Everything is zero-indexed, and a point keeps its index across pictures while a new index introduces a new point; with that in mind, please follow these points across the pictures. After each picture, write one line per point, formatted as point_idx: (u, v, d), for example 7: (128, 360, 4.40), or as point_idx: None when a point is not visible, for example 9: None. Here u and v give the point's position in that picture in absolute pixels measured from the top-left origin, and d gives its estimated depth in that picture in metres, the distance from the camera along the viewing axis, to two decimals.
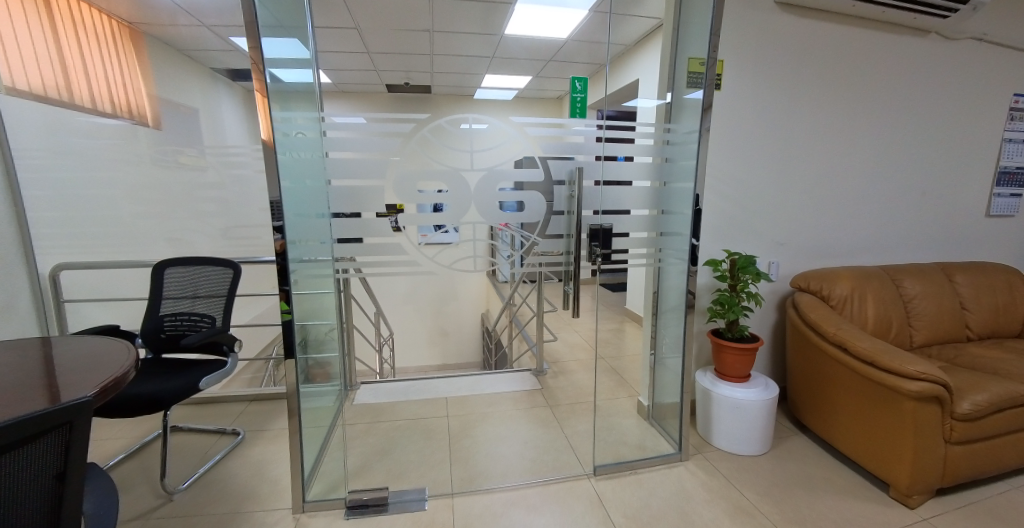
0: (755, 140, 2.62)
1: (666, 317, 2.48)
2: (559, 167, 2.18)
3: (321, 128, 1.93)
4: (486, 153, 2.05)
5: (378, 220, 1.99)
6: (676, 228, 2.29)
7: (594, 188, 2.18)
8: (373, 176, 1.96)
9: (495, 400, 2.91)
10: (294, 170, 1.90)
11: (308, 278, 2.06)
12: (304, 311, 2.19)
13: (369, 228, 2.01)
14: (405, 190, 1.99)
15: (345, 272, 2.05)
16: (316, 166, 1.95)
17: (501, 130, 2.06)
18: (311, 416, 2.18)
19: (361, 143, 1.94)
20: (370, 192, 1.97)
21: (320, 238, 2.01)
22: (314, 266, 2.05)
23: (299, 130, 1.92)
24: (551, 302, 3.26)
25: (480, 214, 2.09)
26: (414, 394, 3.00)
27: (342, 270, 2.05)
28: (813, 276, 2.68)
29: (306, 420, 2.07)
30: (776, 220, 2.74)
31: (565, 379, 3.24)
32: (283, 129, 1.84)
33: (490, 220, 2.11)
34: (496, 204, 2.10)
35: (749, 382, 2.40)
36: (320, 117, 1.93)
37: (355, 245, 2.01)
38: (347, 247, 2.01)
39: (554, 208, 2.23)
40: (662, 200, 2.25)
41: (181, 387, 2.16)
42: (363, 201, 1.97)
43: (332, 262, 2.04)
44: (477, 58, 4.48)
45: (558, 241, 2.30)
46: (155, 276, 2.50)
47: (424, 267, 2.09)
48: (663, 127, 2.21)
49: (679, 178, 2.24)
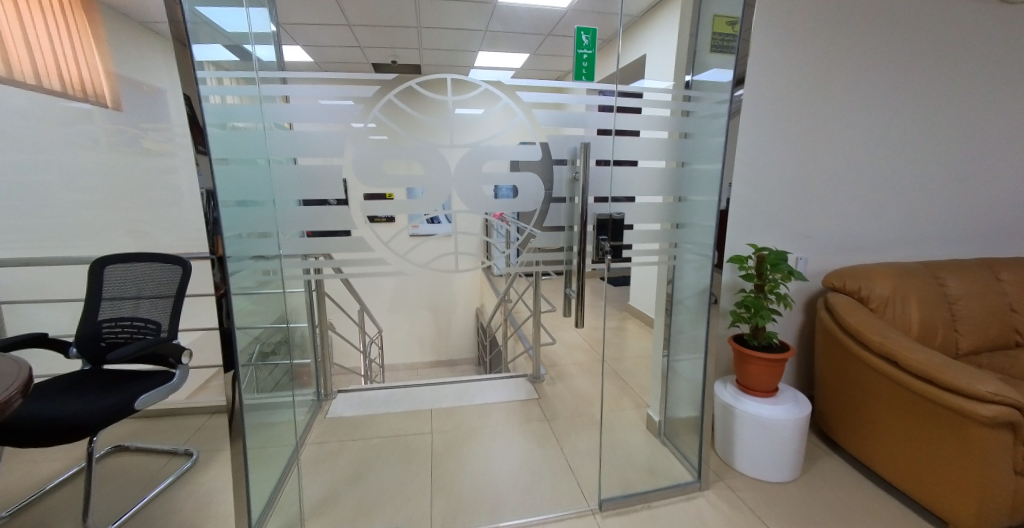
0: (785, 118, 2.27)
1: (682, 321, 2.16)
2: (559, 143, 1.79)
3: (270, 91, 1.56)
4: (469, 126, 1.69)
5: (340, 209, 1.63)
6: (694, 217, 1.96)
7: (603, 169, 1.84)
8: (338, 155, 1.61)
9: (486, 412, 2.59)
10: (231, 146, 1.51)
11: (257, 280, 1.69)
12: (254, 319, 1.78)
13: (324, 220, 1.64)
14: (369, 174, 1.64)
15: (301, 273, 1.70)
16: (258, 142, 1.57)
17: (489, 96, 1.69)
18: (265, 438, 1.84)
19: (324, 113, 1.59)
20: (330, 174, 1.62)
21: (263, 230, 1.62)
22: (261, 267, 1.67)
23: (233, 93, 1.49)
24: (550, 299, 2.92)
25: (464, 203, 1.74)
26: (395, 405, 2.68)
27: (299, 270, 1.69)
28: (848, 274, 2.35)
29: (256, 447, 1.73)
30: (805, 209, 2.41)
31: (564, 386, 2.92)
32: (218, 92, 1.43)
33: (480, 210, 1.76)
34: (483, 189, 1.74)
35: (776, 397, 2.09)
36: (257, 79, 1.56)
37: (313, 241, 1.66)
38: (298, 244, 1.65)
39: (553, 194, 1.85)
40: (679, 185, 1.92)
41: (111, 407, 1.82)
42: (318, 185, 1.61)
43: (287, 261, 1.68)
44: (468, 32, 4.10)
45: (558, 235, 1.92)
46: (92, 274, 2.15)
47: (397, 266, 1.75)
48: (682, 96, 1.86)
49: (699, 158, 1.91)
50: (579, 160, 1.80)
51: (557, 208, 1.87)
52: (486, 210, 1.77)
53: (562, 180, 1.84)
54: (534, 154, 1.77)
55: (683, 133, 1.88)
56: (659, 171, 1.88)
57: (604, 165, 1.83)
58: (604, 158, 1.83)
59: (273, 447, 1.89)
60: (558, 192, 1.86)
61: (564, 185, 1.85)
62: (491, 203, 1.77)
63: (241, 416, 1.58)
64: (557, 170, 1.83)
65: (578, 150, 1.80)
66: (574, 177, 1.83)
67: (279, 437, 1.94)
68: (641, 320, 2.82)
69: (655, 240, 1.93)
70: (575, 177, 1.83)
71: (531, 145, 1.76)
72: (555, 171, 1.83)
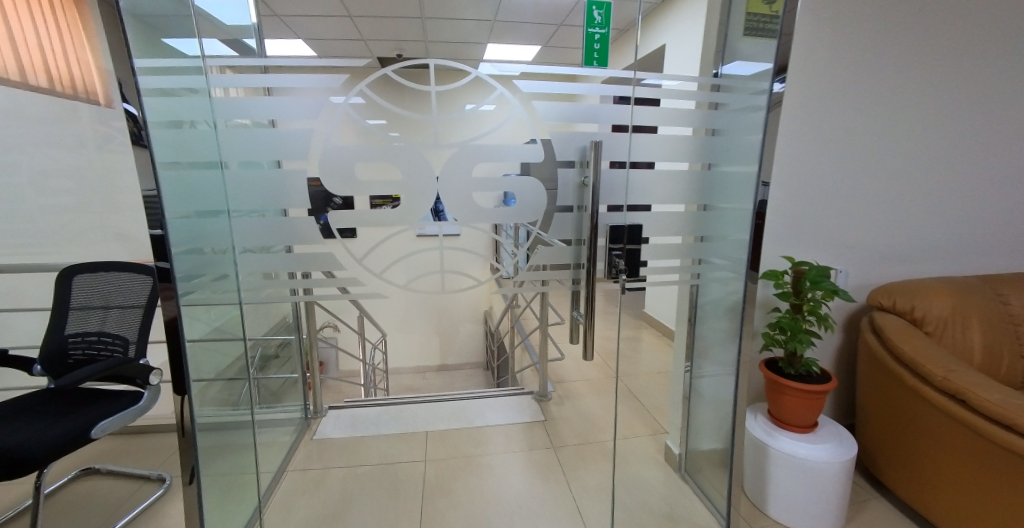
0: (826, 113, 1.98)
1: (706, 344, 1.92)
2: (566, 142, 1.51)
3: (228, 83, 1.36)
4: (457, 120, 1.45)
5: (305, 220, 1.39)
6: (720, 227, 1.70)
7: (617, 172, 1.56)
8: (304, 157, 1.36)
9: (486, 437, 2.36)
10: (185, 147, 1.31)
11: (221, 299, 1.49)
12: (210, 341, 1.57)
13: (290, 231, 1.41)
14: (339, 178, 1.39)
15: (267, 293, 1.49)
16: (208, 145, 1.35)
17: (482, 82, 1.44)
18: (219, 467, 1.66)
19: (287, 107, 1.35)
20: (297, 180, 1.39)
21: (220, 244, 1.43)
22: (226, 285, 1.48)
23: (185, 87, 1.31)
24: (558, 311, 2.67)
25: (454, 213, 1.49)
26: (388, 427, 2.46)
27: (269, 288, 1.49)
28: (898, 291, 2.06)
29: (209, 477, 1.55)
30: (848, 216, 2.12)
31: (573, 406, 2.68)
32: (160, 84, 1.25)
33: (473, 221, 1.52)
34: (475, 196, 1.49)
35: (816, 435, 1.82)
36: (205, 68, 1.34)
37: (271, 258, 1.44)
38: (263, 260, 1.45)
39: (557, 202, 1.57)
40: (705, 192, 1.66)
41: (65, 436, 1.64)
42: (280, 195, 1.38)
43: (260, 280, 1.48)
44: (476, 23, 3.85)
45: (564, 251, 1.61)
46: (59, 284, 1.98)
47: (373, 286, 1.49)
48: (710, 85, 1.59)
49: (728, 160, 1.64)
50: (591, 162, 1.51)
51: (562, 219, 1.58)
52: (481, 222, 1.53)
53: (569, 187, 1.55)
54: (536, 156, 1.50)
55: (711, 129, 1.60)
56: (682, 175, 1.62)
57: (620, 167, 1.56)
58: (619, 160, 1.56)
59: (231, 476, 1.72)
60: (563, 201, 1.57)
61: (571, 191, 1.56)
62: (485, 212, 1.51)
63: (194, 444, 1.41)
64: (562, 174, 1.54)
65: (590, 150, 1.51)
66: (585, 182, 1.55)
67: (238, 462, 1.78)
68: (657, 337, 2.56)
69: (675, 255, 1.68)
70: (585, 182, 1.55)
71: (531, 144, 1.48)
72: (560, 175, 1.54)
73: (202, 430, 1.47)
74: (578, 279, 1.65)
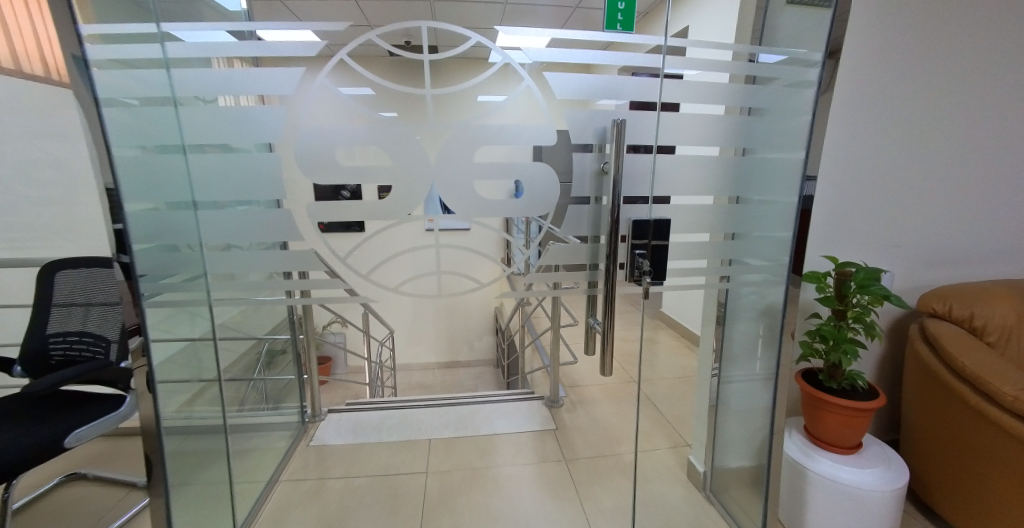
0: (877, 93, 1.75)
1: (737, 353, 1.72)
2: (583, 123, 1.31)
3: (187, 51, 1.17)
4: (448, 96, 1.28)
5: (278, 213, 1.22)
6: (754, 222, 1.48)
7: (644, 159, 1.37)
8: (289, 140, 1.19)
9: (492, 447, 2.20)
10: (143, 130, 1.16)
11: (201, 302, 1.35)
12: (174, 341, 1.43)
13: (261, 226, 1.24)
14: (312, 162, 1.21)
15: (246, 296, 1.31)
16: (167, 125, 1.19)
17: (478, 52, 1.27)
18: (192, 477, 1.54)
19: (258, 79, 1.16)
20: (263, 166, 1.21)
21: (186, 240, 1.26)
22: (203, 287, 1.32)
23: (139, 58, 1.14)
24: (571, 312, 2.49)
25: (452, 205, 1.30)
26: (389, 433, 2.32)
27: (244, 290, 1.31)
28: (955, 295, 1.84)
29: (174, 485, 1.43)
30: (899, 211, 1.88)
31: (586, 413, 2.50)
32: (108, 54, 1.08)
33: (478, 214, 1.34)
34: (474, 186, 1.30)
35: (860, 456, 1.63)
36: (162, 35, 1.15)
37: (240, 255, 1.27)
38: (233, 258, 1.28)
39: (572, 193, 1.37)
40: (741, 182, 1.45)
41: (36, 446, 1.52)
42: (251, 185, 1.21)
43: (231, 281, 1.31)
44: (487, 5, 3.64)
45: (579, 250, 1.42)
46: (41, 280, 1.87)
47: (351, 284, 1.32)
48: (746, 54, 1.35)
49: (765, 145, 1.41)
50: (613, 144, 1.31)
51: (575, 212, 1.38)
52: (488, 216, 1.34)
53: (587, 175, 1.36)
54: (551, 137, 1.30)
55: (747, 108, 1.38)
56: (712, 163, 1.41)
57: (646, 153, 1.36)
58: (646, 145, 1.35)
59: (206, 488, 1.59)
60: (580, 190, 1.36)
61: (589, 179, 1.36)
62: (492, 204, 1.33)
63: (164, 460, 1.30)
64: (578, 158, 1.34)
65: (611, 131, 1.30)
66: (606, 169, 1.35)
67: (208, 475, 1.63)
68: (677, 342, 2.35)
69: (703, 256, 1.48)
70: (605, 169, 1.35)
71: (544, 123, 1.29)
72: (577, 160, 1.34)
73: (168, 434, 1.34)
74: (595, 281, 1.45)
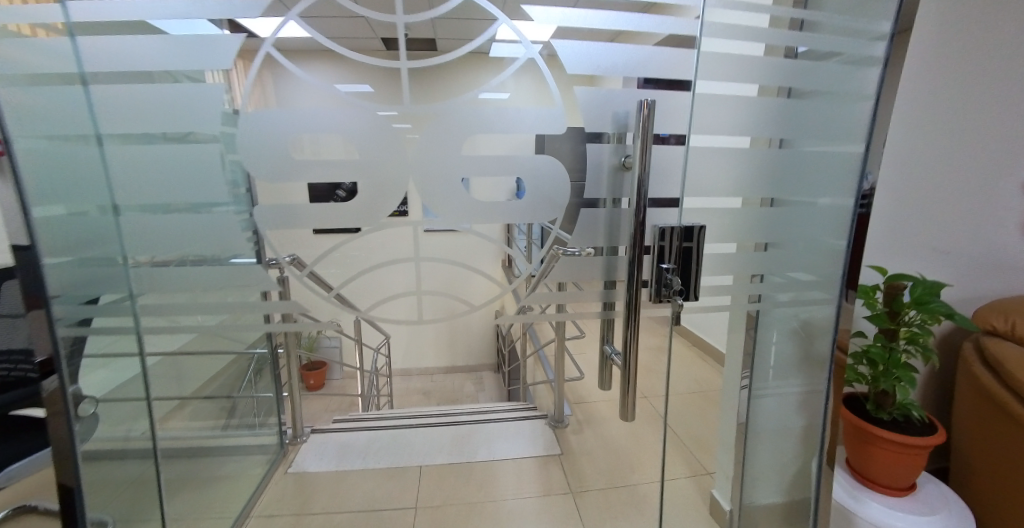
0: (927, 78, 1.52)
1: (771, 378, 1.48)
2: (596, 107, 1.07)
3: (94, 11, 0.93)
4: (431, 68, 1.09)
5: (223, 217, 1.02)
6: (792, 229, 1.24)
7: (670, 153, 1.14)
8: (243, 126, 0.97)
9: (490, 476, 1.97)
10: (58, 118, 0.98)
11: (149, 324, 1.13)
12: (113, 368, 1.22)
13: (201, 233, 1.02)
14: (265, 157, 0.98)
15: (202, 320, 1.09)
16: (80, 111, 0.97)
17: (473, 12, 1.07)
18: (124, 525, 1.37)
19: (192, 48, 0.94)
20: (202, 159, 1.00)
21: (112, 250, 1.05)
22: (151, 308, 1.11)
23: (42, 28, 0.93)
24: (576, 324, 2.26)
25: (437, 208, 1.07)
26: (376, 459, 2.10)
27: (187, 312, 1.08)
28: (1016, 308, 1.61)
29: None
30: (952, 213, 1.65)
31: (594, 435, 2.28)
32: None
33: (473, 218, 1.11)
34: (465, 184, 1.07)
35: (915, 500, 1.40)
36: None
37: (180, 270, 1.05)
38: (168, 271, 1.05)
39: (583, 194, 1.14)
40: (783, 180, 1.21)
41: None
42: (190, 182, 1.00)
43: (168, 301, 1.07)
44: None
45: (594, 262, 1.18)
46: None
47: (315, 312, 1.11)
48: (790, 24, 1.12)
49: (810, 135, 1.17)
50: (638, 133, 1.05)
51: (587, 217, 1.14)
52: (486, 220, 1.11)
53: (603, 170, 1.12)
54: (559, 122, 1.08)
55: (788, 89, 1.14)
56: (746, 158, 1.18)
57: (675, 144, 1.13)
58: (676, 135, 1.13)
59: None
60: (593, 189, 1.12)
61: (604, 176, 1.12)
62: (489, 207, 1.09)
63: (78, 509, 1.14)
64: (590, 149, 1.10)
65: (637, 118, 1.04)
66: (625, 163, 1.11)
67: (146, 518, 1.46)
68: (691, 359, 2.12)
69: (733, 269, 1.25)
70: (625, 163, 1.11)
71: (550, 106, 1.06)
72: (591, 152, 1.11)
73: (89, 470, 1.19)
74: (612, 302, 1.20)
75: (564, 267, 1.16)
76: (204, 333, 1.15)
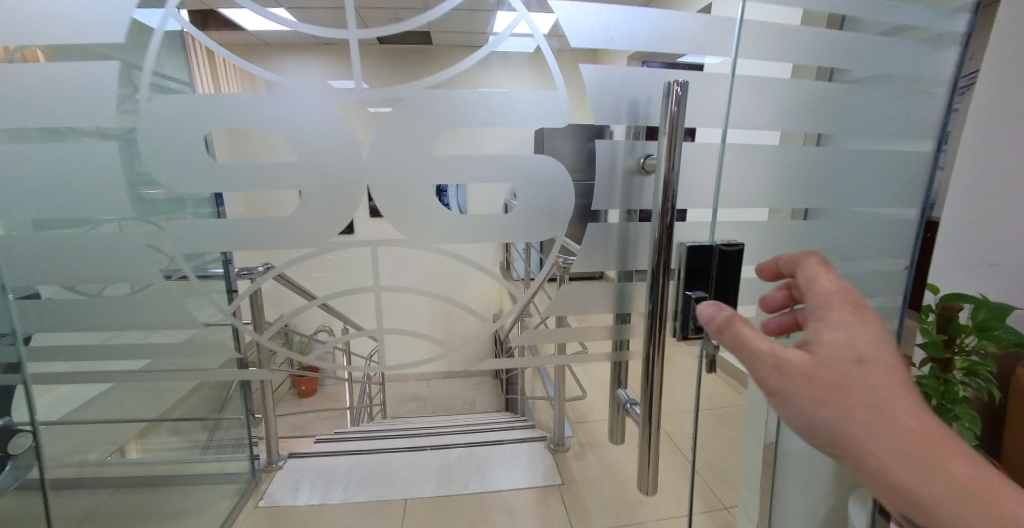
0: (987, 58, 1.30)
1: None
2: (607, 95, 0.85)
3: None
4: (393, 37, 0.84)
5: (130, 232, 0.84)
6: (834, 249, 1.00)
7: (701, 151, 0.92)
8: (177, 121, 0.78)
9: (483, 512, 1.78)
10: None
11: (82, 366, 0.95)
12: None
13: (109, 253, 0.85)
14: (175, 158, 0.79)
15: (156, 356, 0.94)
16: None
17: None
18: None
19: (86, 30, 0.78)
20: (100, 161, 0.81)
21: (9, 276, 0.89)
22: (85, 345, 0.94)
23: None
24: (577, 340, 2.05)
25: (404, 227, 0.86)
26: (358, 490, 1.90)
27: (108, 342, 0.93)
28: None
29: None
30: None
31: (599, 461, 2.08)
32: None
33: (453, 235, 0.89)
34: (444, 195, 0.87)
35: None
36: None
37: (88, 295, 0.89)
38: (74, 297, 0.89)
39: (591, 205, 0.91)
40: (835, 182, 0.97)
41: None
42: (94, 191, 0.83)
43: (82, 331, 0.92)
44: None
45: (604, 291, 0.95)
46: None
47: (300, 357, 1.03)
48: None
49: (858, 129, 0.94)
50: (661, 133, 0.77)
51: (595, 234, 0.91)
52: (470, 238, 0.89)
53: (616, 174, 0.88)
54: (562, 113, 0.85)
55: (829, 71, 0.92)
56: (778, 158, 0.95)
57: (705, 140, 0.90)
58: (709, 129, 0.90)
59: None
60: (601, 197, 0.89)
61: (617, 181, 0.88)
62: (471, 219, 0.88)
63: None
64: (598, 148, 0.87)
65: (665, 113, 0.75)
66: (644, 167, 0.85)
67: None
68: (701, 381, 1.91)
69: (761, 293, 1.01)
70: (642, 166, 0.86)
71: (550, 93, 0.84)
72: (602, 151, 0.88)
73: None
74: (625, 339, 0.97)
75: (565, 297, 0.94)
76: (130, 372, 0.97)
